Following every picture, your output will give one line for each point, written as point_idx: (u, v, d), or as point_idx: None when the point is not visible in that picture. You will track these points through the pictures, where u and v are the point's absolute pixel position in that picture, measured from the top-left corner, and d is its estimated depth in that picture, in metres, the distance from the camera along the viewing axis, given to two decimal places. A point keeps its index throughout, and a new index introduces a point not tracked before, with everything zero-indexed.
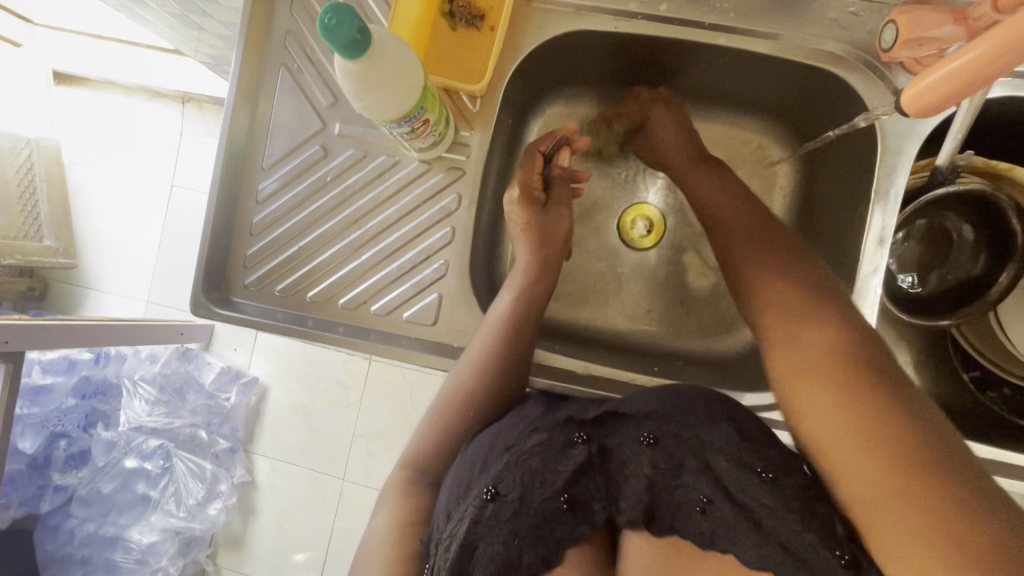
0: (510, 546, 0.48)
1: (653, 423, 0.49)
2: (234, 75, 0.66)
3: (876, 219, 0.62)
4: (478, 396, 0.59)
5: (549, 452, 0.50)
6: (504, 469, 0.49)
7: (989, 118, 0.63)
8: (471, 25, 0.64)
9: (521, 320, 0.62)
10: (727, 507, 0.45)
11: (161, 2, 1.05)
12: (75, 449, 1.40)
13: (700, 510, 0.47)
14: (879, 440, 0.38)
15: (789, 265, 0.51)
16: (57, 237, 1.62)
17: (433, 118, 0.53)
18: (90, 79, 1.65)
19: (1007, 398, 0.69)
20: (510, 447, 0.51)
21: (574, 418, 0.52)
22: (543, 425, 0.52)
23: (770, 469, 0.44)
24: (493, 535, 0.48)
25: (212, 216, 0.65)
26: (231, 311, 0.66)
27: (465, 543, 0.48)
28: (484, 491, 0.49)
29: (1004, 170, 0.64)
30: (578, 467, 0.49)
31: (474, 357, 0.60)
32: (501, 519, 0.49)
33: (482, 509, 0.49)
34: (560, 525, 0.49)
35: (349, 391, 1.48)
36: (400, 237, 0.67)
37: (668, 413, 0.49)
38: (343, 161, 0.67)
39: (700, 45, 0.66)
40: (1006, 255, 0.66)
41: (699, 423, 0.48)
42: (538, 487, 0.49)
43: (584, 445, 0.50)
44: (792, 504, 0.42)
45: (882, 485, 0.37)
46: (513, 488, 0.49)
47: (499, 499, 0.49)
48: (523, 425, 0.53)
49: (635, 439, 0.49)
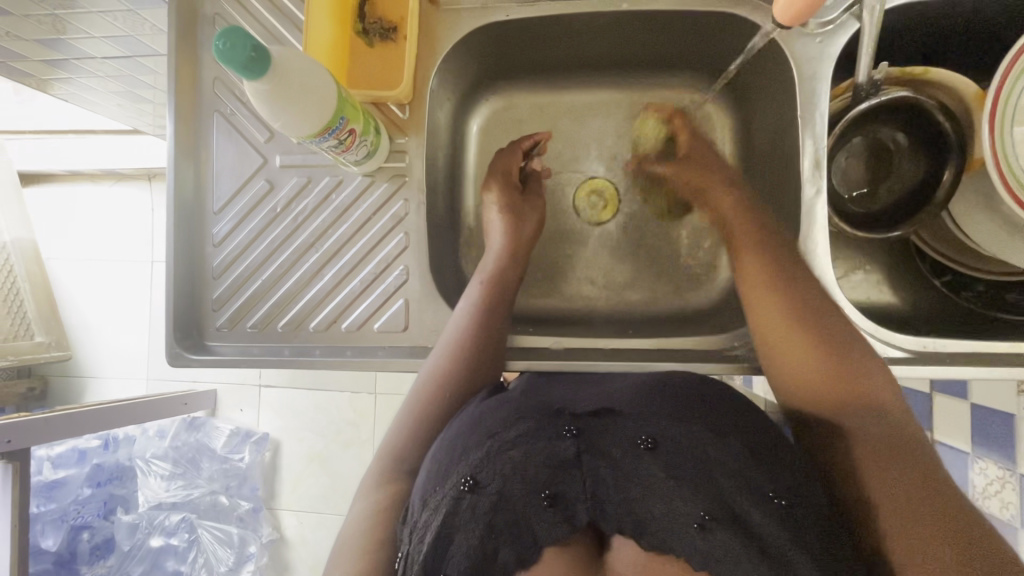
0: (485, 539, 0.48)
1: (649, 428, 0.52)
2: (170, 129, 0.68)
3: (809, 142, 0.63)
4: (454, 381, 0.60)
5: (536, 441, 0.51)
6: (484, 459, 0.49)
7: (894, 28, 0.65)
8: (386, 38, 0.66)
9: (493, 306, 0.65)
10: (727, 527, 0.46)
11: (103, 84, 1.09)
12: (99, 539, 1.39)
13: (699, 527, 0.46)
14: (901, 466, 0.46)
15: (857, 356, 0.54)
16: (47, 332, 1.61)
17: (358, 127, 0.55)
18: (55, 176, 1.68)
19: (981, 294, 0.72)
20: (493, 434, 0.51)
21: (568, 411, 0.55)
22: (529, 414, 0.54)
23: (783, 496, 0.47)
24: (471, 529, 0.48)
25: (173, 267, 0.67)
26: (208, 355, 0.67)
27: (441, 535, 0.47)
28: (462, 482, 0.49)
29: (920, 73, 0.65)
30: (564, 460, 0.51)
31: (448, 347, 0.62)
32: (478, 513, 0.48)
33: (459, 500, 0.48)
34: (535, 518, 0.49)
35: (360, 429, 1.47)
36: (356, 252, 0.68)
37: (667, 423, 0.52)
38: (290, 190, 0.69)
39: (607, 16, 0.68)
40: (944, 155, 0.67)
41: (705, 438, 0.51)
42: (521, 479, 0.50)
43: (573, 438, 0.52)
44: (809, 539, 0.45)
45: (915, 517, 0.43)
46: (493, 478, 0.49)
47: (477, 490, 0.48)
48: (507, 411, 0.54)
49: (632, 442, 0.52)
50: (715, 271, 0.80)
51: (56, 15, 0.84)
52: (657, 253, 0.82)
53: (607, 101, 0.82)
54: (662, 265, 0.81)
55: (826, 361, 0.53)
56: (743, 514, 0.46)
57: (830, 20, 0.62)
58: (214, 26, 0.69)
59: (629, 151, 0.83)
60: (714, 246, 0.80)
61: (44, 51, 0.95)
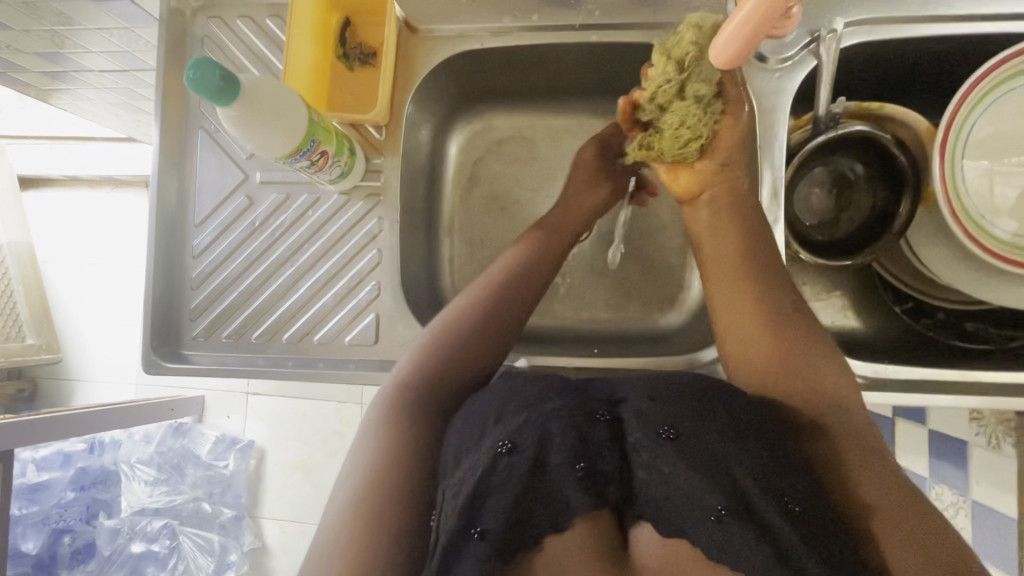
0: (518, 501, 0.46)
1: (671, 417, 0.48)
2: (156, 143, 0.70)
3: (767, 173, 0.65)
4: (475, 332, 0.61)
5: (572, 416, 0.48)
6: (521, 425, 0.48)
7: (850, 65, 0.68)
8: (365, 62, 0.69)
9: (522, 280, 0.65)
10: (745, 522, 0.43)
11: (102, 95, 1.12)
12: (80, 543, 1.38)
13: (716, 519, 0.44)
14: (870, 460, 0.49)
15: (820, 357, 0.55)
16: (39, 335, 1.63)
17: (331, 149, 0.58)
18: (55, 180, 1.71)
19: (941, 322, 0.74)
20: (530, 405, 0.49)
21: (608, 398, 0.52)
22: (565, 393, 0.51)
23: (798, 503, 0.44)
24: (504, 491, 0.46)
25: (153, 277, 0.69)
26: (182, 363, 0.69)
27: (474, 493, 0.46)
28: (500, 444, 0.47)
29: (876, 109, 0.68)
30: (597, 438, 0.48)
31: (475, 301, 0.62)
32: (515, 475, 0.46)
33: (493, 463, 0.46)
34: (568, 489, 0.46)
35: (346, 439, 1.48)
36: (330, 268, 0.70)
37: (702, 407, 0.48)
38: (268, 206, 0.71)
39: (579, 46, 0.71)
40: (901, 186, 0.69)
41: (736, 425, 0.47)
42: (558, 449, 0.47)
43: (606, 421, 0.49)
44: (821, 543, 0.43)
45: (897, 516, 0.45)
46: (531, 442, 0.47)
47: (515, 453, 0.46)
48: (538, 387, 0.52)
49: (655, 429, 0.47)
50: (685, 293, 0.82)
51: (55, 31, 0.87)
52: (628, 273, 0.84)
53: (584, 125, 0.84)
54: (632, 285, 0.83)
55: (790, 355, 0.54)
56: (763, 515, 0.43)
57: (789, 57, 0.65)
58: (201, 46, 0.72)
59: None
60: (683, 268, 0.83)
61: (44, 64, 0.98)
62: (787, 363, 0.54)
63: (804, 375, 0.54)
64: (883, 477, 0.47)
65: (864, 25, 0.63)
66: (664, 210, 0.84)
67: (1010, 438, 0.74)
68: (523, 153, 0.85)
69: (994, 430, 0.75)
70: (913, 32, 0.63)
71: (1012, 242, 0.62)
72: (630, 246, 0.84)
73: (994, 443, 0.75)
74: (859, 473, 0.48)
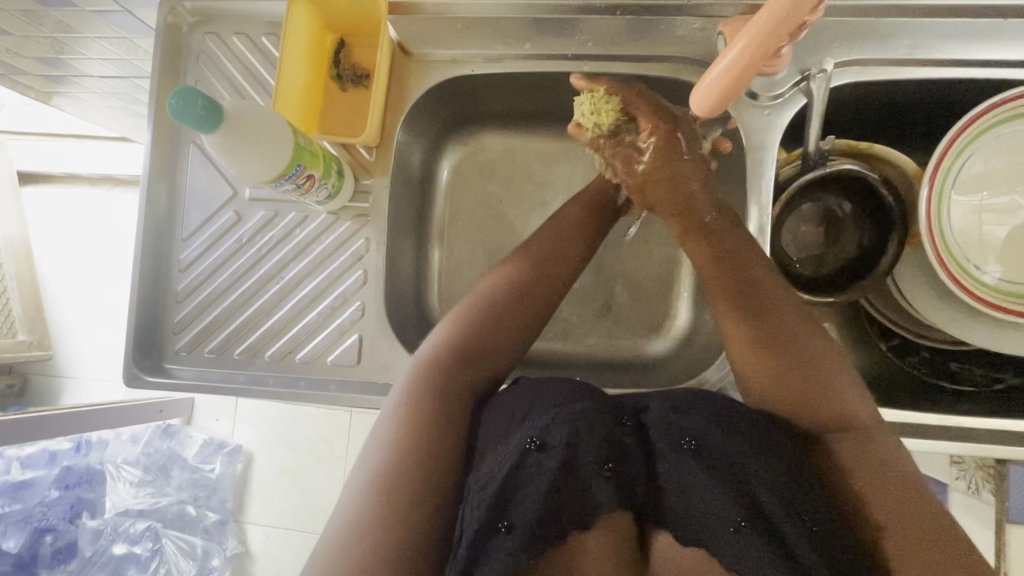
0: (547, 497, 0.46)
1: (696, 428, 0.50)
2: (147, 155, 0.70)
3: (754, 211, 0.65)
4: (497, 324, 0.62)
5: (598, 419, 0.50)
6: (551, 422, 0.49)
7: (840, 103, 0.68)
8: (359, 84, 0.69)
9: (546, 284, 0.65)
10: (762, 534, 0.45)
11: (102, 98, 1.13)
12: (61, 542, 1.39)
13: (735, 531, 0.45)
14: (888, 482, 0.47)
15: (839, 374, 0.53)
16: (31, 330, 1.63)
17: (318, 172, 0.58)
18: (54, 177, 1.72)
19: (926, 360, 0.74)
20: (558, 404, 0.51)
21: (631, 406, 0.55)
22: (594, 398, 0.53)
23: (818, 521, 0.45)
24: (531, 488, 0.47)
25: (139, 288, 0.69)
26: (164, 377, 0.69)
27: (503, 489, 0.47)
28: (529, 441, 0.49)
29: (865, 149, 0.68)
30: (622, 443, 0.50)
31: (497, 295, 0.63)
32: (545, 471, 0.47)
33: (524, 458, 0.48)
34: (595, 489, 0.47)
35: (334, 446, 1.48)
36: (315, 288, 0.70)
37: (726, 418, 0.50)
38: (257, 223, 0.71)
39: (572, 75, 0.71)
40: (887, 228, 0.69)
41: (755, 436, 0.49)
42: (589, 448, 0.48)
43: (632, 427, 0.52)
44: (835, 559, 0.44)
45: (913, 539, 0.45)
46: (561, 441, 0.48)
47: (545, 450, 0.48)
48: (568, 389, 0.54)
49: (679, 438, 0.50)
50: (673, 321, 0.82)
51: (55, 38, 0.88)
52: (618, 298, 0.84)
53: (577, 150, 0.85)
54: (621, 311, 0.83)
55: (799, 369, 0.53)
56: (778, 524, 0.45)
57: (780, 94, 0.65)
58: (197, 61, 0.72)
59: None
60: (672, 296, 0.82)
61: (44, 67, 0.99)
62: (798, 379, 0.53)
63: (820, 392, 0.52)
64: (904, 501, 0.46)
65: (853, 66, 0.63)
66: (655, 237, 0.84)
67: (988, 484, 0.83)
68: (515, 174, 0.86)
69: (973, 476, 0.84)
70: (902, 75, 0.63)
71: (996, 287, 0.62)
72: (620, 272, 0.84)
73: (972, 488, 0.84)
74: (876, 491, 0.47)
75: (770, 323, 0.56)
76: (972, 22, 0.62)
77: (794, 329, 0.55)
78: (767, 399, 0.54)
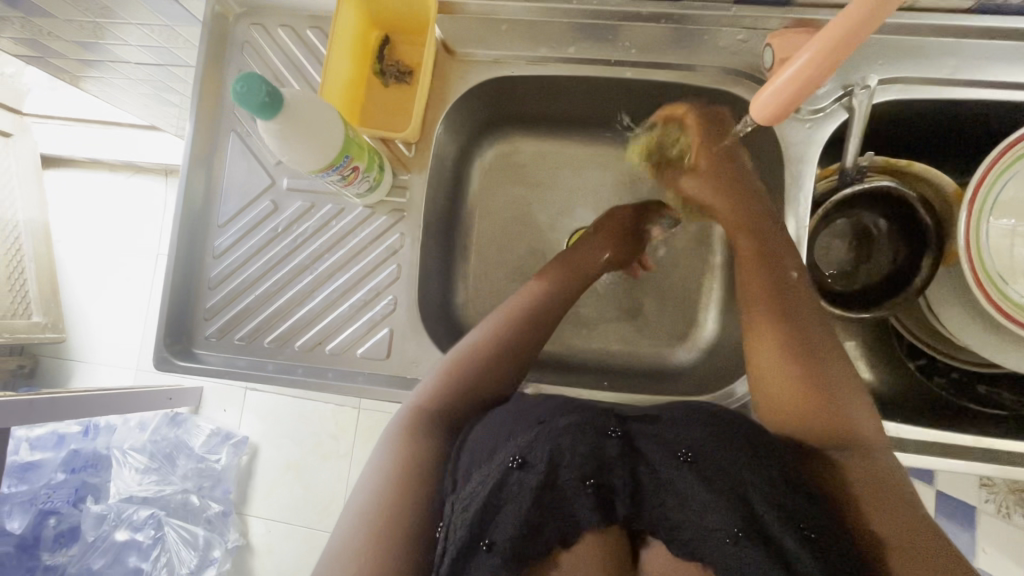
0: (530, 514, 0.48)
1: (685, 441, 0.52)
2: (188, 143, 0.71)
3: (791, 222, 0.65)
4: (498, 353, 0.62)
5: (582, 434, 0.52)
6: (534, 440, 0.51)
7: (879, 119, 0.68)
8: (401, 81, 0.70)
9: (541, 314, 0.66)
10: (757, 544, 0.45)
11: (133, 84, 1.14)
12: (64, 526, 1.37)
13: (732, 542, 0.46)
14: (891, 495, 0.47)
15: (850, 391, 0.53)
16: (46, 313, 1.66)
17: (362, 165, 0.58)
18: (76, 161, 1.73)
19: (954, 381, 0.74)
20: (542, 421, 0.53)
21: (615, 415, 0.56)
22: (581, 412, 0.54)
23: (812, 527, 0.46)
24: (518, 503, 0.49)
25: (173, 273, 0.70)
26: (193, 362, 0.70)
27: (487, 504, 0.48)
28: (512, 459, 0.50)
29: (904, 166, 0.68)
30: (607, 457, 0.51)
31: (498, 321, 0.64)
32: (525, 489, 0.49)
33: (507, 475, 0.49)
34: (577, 502, 0.50)
35: (340, 442, 1.48)
36: (349, 278, 0.70)
37: (705, 435, 0.52)
38: (293, 213, 0.71)
39: (612, 80, 0.72)
40: (922, 247, 0.69)
41: (738, 449, 0.50)
42: (569, 465, 0.50)
43: (618, 439, 0.53)
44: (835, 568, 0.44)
45: (915, 554, 0.44)
46: (542, 459, 0.50)
47: (526, 467, 0.50)
48: (551, 407, 0.56)
49: (671, 453, 0.51)
50: (698, 330, 0.82)
51: (98, 23, 0.89)
52: (643, 306, 0.84)
53: (607, 156, 0.85)
54: (646, 318, 0.83)
55: (810, 384, 0.53)
56: (773, 535, 0.45)
57: (820, 109, 0.65)
58: (241, 51, 0.73)
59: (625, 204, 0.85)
60: (698, 305, 0.83)
61: (80, 51, 1.00)
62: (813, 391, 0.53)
63: (830, 408, 0.52)
64: (905, 516, 0.46)
65: (898, 84, 0.64)
66: (682, 246, 0.84)
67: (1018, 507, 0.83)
68: (546, 177, 0.86)
69: (1003, 499, 0.84)
70: (946, 95, 0.63)
71: None
72: (646, 279, 0.84)
73: (1002, 512, 0.85)
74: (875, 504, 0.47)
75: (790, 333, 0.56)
76: (1019, 46, 0.62)
77: (807, 352, 0.55)
78: (779, 410, 0.55)
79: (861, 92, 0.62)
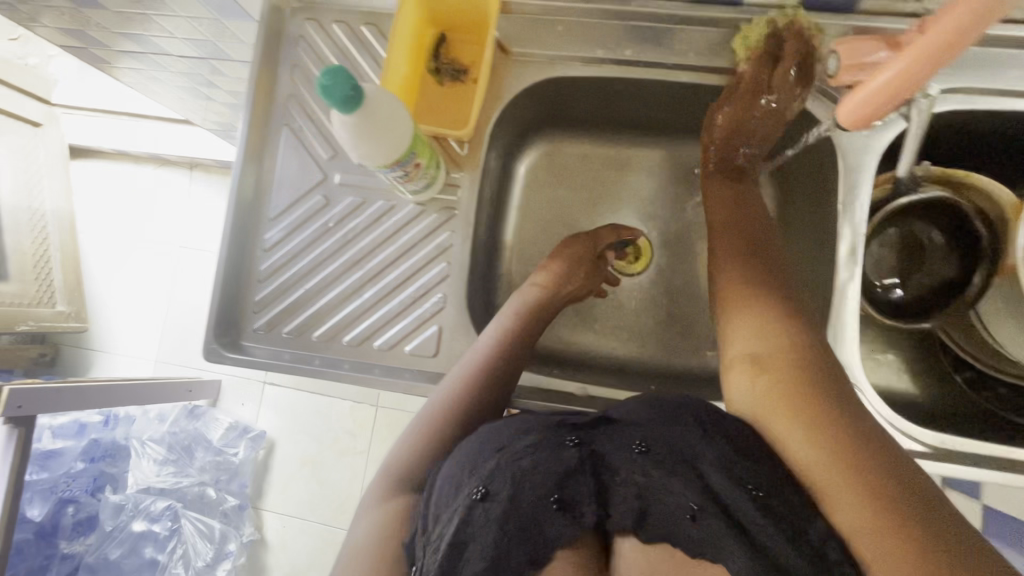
0: (497, 544, 0.47)
1: (640, 434, 0.51)
2: (242, 138, 0.72)
3: (846, 230, 0.65)
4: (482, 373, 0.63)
5: (541, 450, 0.50)
6: (495, 469, 0.49)
7: (936, 129, 0.68)
8: (456, 79, 0.70)
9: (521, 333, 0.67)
10: (717, 517, 0.45)
11: (170, 76, 1.15)
12: (83, 515, 1.37)
13: (691, 518, 0.46)
14: (860, 468, 0.43)
15: (834, 376, 0.50)
16: (69, 302, 1.63)
17: (425, 161, 0.59)
18: (103, 153, 1.74)
19: (1002, 396, 0.72)
20: (501, 448, 0.50)
21: (566, 424, 0.54)
22: (538, 427, 0.52)
23: (760, 487, 0.45)
24: (484, 535, 0.47)
25: (224, 266, 0.70)
26: (241, 354, 0.70)
27: (454, 542, 0.47)
28: (474, 492, 0.48)
29: (963, 177, 0.68)
30: (568, 467, 0.50)
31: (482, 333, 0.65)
32: (490, 521, 0.47)
33: (471, 510, 0.47)
34: (547, 523, 0.49)
35: (358, 439, 1.48)
36: (400, 274, 0.70)
37: (656, 425, 0.51)
38: (344, 208, 0.72)
39: (665, 83, 0.71)
40: (977, 260, 0.70)
41: (694, 436, 0.49)
42: (530, 487, 0.49)
43: (575, 447, 0.51)
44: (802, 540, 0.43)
45: (880, 532, 0.41)
46: (503, 489, 0.48)
47: (488, 499, 0.48)
48: (514, 425, 0.53)
49: (628, 447, 0.50)
50: None
51: (146, 14, 0.89)
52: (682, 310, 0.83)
53: (649, 159, 0.85)
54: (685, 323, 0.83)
55: (792, 370, 0.51)
56: (736, 512, 0.45)
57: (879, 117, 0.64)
58: (296, 47, 0.73)
59: (665, 208, 0.85)
60: None
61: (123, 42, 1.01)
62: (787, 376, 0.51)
63: (802, 389, 0.49)
64: (873, 489, 0.42)
65: (960, 93, 0.63)
66: None
67: None
68: (587, 179, 0.86)
69: None
70: (1010, 107, 0.63)
71: None
72: (685, 283, 0.84)
73: None
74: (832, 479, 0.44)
75: (768, 329, 0.55)
76: None
77: (791, 344, 0.53)
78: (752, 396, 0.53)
79: (921, 99, 0.62)
